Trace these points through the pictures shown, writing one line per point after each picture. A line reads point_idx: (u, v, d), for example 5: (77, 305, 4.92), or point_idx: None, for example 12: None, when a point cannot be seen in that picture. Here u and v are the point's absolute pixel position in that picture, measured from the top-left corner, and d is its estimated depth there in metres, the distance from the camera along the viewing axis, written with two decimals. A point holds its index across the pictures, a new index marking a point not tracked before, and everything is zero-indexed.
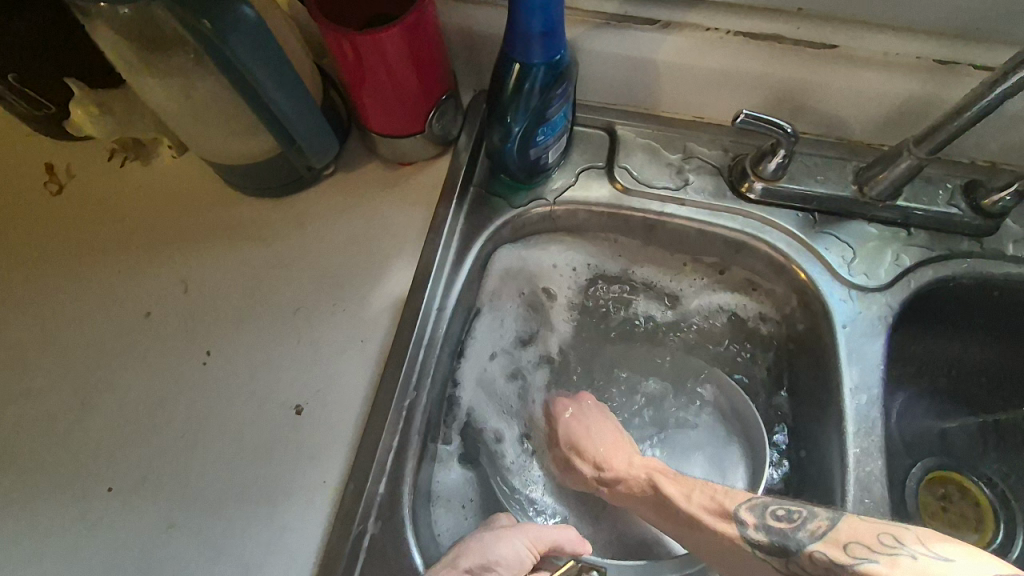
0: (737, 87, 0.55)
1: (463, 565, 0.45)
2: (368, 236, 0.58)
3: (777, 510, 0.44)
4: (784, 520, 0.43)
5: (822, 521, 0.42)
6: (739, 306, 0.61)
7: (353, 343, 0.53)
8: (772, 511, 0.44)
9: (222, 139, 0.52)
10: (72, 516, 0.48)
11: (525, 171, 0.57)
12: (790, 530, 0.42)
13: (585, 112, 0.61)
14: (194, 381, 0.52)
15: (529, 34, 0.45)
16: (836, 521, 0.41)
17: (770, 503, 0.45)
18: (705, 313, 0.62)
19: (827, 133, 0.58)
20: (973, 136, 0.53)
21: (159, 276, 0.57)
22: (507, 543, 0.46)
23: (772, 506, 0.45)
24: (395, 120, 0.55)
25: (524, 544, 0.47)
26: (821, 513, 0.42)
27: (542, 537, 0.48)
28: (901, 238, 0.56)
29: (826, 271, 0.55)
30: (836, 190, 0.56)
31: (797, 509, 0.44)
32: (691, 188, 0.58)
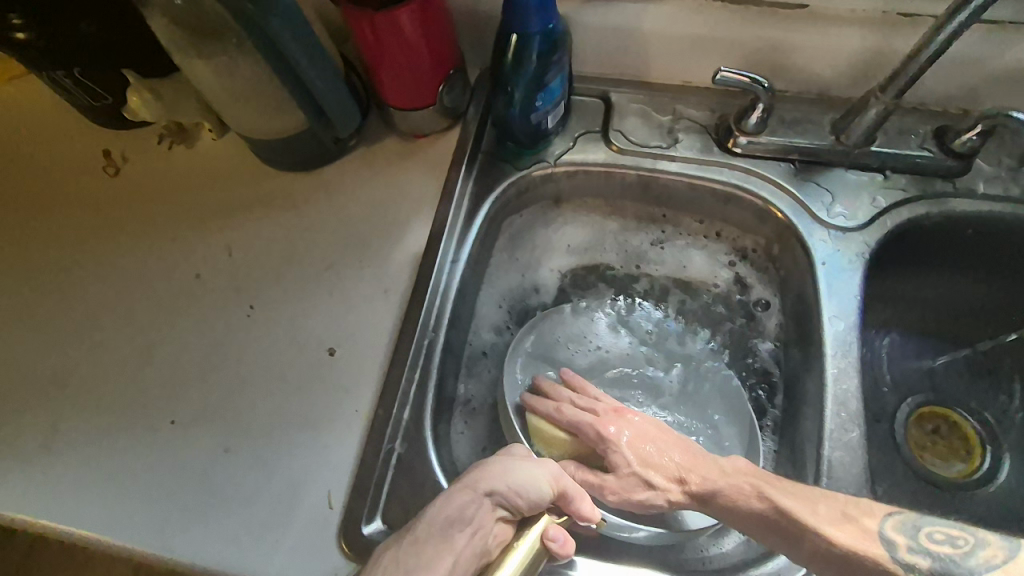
0: (719, 51, 0.60)
1: (482, 489, 0.46)
2: (387, 201, 0.64)
3: (934, 533, 0.42)
4: (943, 544, 0.41)
5: (995, 550, 0.40)
6: (731, 262, 0.65)
7: (378, 294, 0.60)
8: (928, 533, 0.42)
9: (260, 115, 0.59)
10: (142, 445, 0.55)
11: (529, 136, 0.62)
12: (956, 557, 0.40)
13: (582, 82, 0.67)
14: (241, 329, 0.60)
15: (526, 6, 0.51)
16: (1010, 556, 0.39)
17: (921, 522, 0.43)
18: (716, 270, 0.66)
19: (806, 90, 0.63)
20: (941, 84, 0.58)
21: (207, 242, 0.64)
22: (529, 474, 0.47)
23: (926, 528, 0.42)
24: (410, 95, 0.61)
25: (546, 477, 0.48)
26: (992, 543, 0.40)
27: (562, 475, 0.49)
28: (877, 182, 0.60)
29: (806, 215, 0.60)
30: (816, 140, 0.61)
31: (959, 536, 0.41)
32: (681, 145, 0.64)
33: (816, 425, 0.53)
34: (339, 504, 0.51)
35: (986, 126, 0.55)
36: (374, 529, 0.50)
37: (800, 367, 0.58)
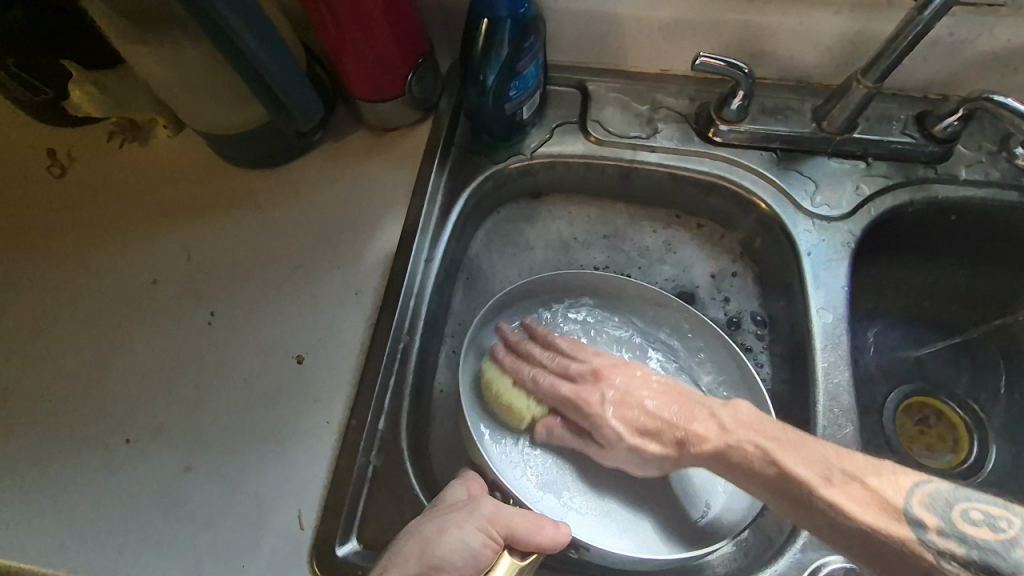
0: (696, 37, 0.59)
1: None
2: (357, 199, 0.61)
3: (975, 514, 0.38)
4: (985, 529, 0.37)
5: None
6: (722, 256, 0.63)
7: (348, 297, 0.56)
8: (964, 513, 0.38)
9: (215, 108, 0.56)
10: (93, 466, 0.51)
11: (503, 128, 0.60)
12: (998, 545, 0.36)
13: (559, 71, 0.65)
14: (201, 337, 0.56)
15: None
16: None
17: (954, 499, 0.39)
18: (704, 262, 0.63)
19: (786, 77, 0.61)
20: (920, 68, 0.57)
21: (163, 246, 0.60)
22: (458, 540, 0.41)
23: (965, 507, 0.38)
24: (377, 86, 0.58)
25: (481, 536, 0.41)
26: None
27: (499, 516, 0.42)
28: (860, 169, 0.59)
29: (790, 205, 0.58)
30: (798, 127, 0.59)
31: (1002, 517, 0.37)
32: (661, 135, 0.62)
33: (810, 423, 0.51)
34: (311, 524, 0.48)
35: (967, 110, 0.54)
36: (350, 549, 0.47)
37: (790, 362, 0.56)
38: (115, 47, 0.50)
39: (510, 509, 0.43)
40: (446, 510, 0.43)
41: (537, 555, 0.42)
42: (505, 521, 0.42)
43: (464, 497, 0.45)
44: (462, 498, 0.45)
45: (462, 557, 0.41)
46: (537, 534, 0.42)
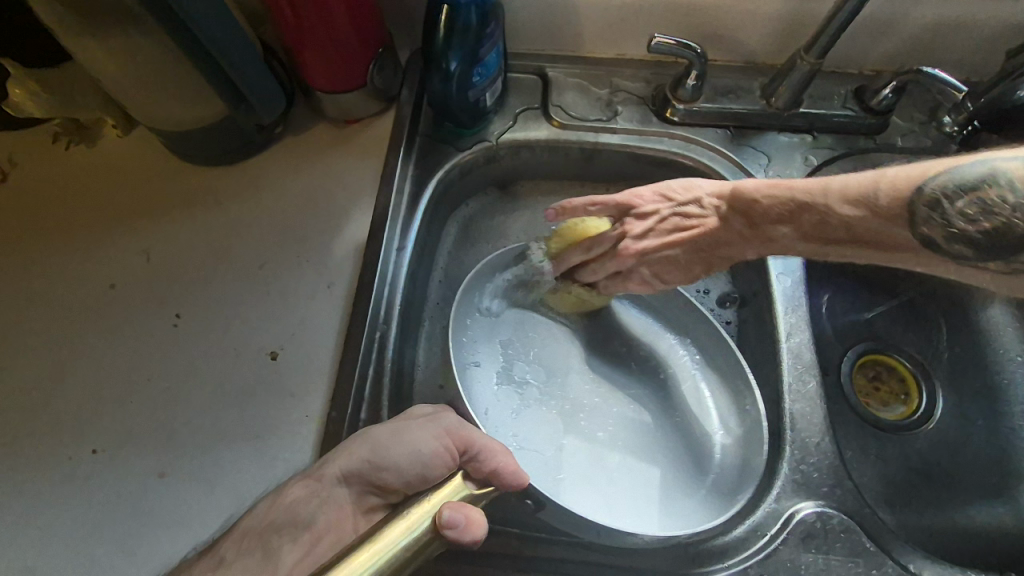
0: (650, 21, 0.61)
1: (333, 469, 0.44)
2: (324, 192, 0.60)
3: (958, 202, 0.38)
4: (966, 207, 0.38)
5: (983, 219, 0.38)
6: None
7: (321, 290, 0.56)
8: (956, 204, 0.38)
9: (169, 103, 0.54)
10: (61, 478, 0.49)
11: (468, 115, 0.60)
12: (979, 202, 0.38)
13: (517, 60, 0.66)
14: (166, 339, 0.54)
15: None
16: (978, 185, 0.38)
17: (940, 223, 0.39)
18: None
19: (735, 58, 0.64)
20: (856, 46, 0.61)
21: (119, 249, 0.58)
22: (410, 441, 0.43)
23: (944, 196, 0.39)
24: (337, 77, 0.58)
25: (431, 441, 0.43)
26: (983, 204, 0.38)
27: (455, 433, 0.43)
28: (807, 142, 0.62)
29: (746, 178, 0.61)
30: (749, 105, 0.62)
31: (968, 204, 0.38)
32: (621, 117, 0.64)
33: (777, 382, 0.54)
34: None
35: (900, 83, 0.58)
36: None
37: (754, 331, 0.59)
38: (60, 40, 0.48)
39: (472, 428, 0.44)
40: (404, 417, 0.45)
41: (493, 488, 0.42)
42: (463, 437, 0.43)
43: (427, 409, 0.46)
44: (425, 410, 0.46)
45: (408, 462, 0.43)
46: (491, 459, 0.42)
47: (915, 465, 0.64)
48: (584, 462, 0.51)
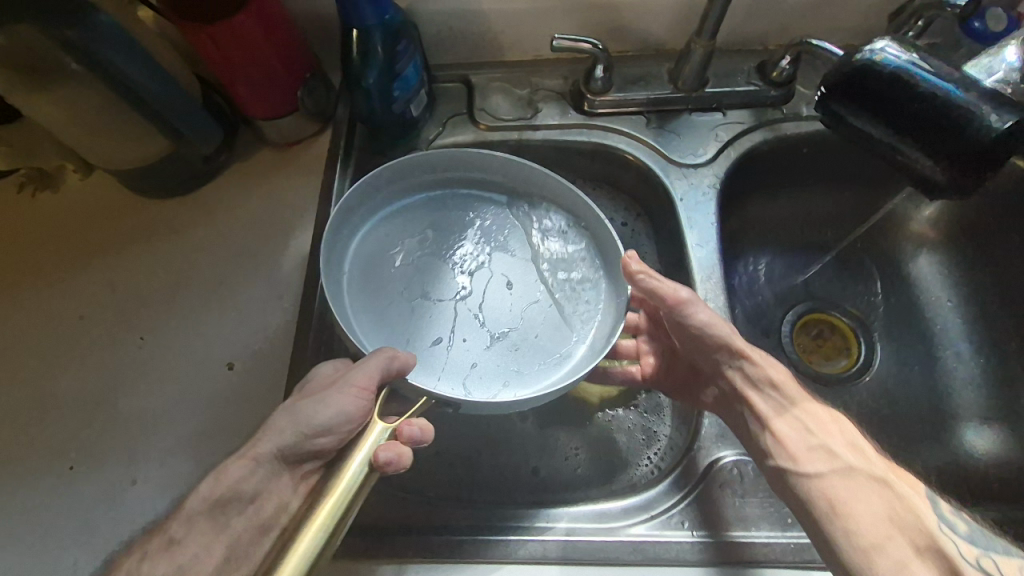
0: (558, 22, 0.65)
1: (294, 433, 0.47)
2: (270, 212, 0.65)
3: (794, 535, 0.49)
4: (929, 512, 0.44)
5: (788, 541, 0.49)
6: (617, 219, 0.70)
7: (273, 301, 0.60)
8: None
9: (117, 146, 0.59)
10: (43, 495, 0.53)
11: (396, 126, 0.65)
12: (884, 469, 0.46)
13: (443, 71, 0.70)
14: (133, 361, 0.59)
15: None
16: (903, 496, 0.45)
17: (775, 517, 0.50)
18: None
19: (645, 47, 0.68)
20: (754, 25, 0.64)
21: (87, 282, 0.63)
22: (331, 404, 0.46)
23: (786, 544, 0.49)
24: (270, 105, 0.62)
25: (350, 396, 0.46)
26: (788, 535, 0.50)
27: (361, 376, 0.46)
28: (719, 119, 0.65)
29: (660, 159, 0.65)
30: (658, 90, 0.66)
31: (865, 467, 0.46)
32: (541, 114, 0.68)
33: None
34: None
35: (793, 55, 0.62)
36: None
37: None
38: (10, 99, 0.53)
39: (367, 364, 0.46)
40: (323, 386, 0.48)
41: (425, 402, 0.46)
42: (366, 377, 0.46)
43: (332, 372, 0.49)
44: (331, 374, 0.49)
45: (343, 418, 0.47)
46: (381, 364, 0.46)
47: (857, 414, 0.65)
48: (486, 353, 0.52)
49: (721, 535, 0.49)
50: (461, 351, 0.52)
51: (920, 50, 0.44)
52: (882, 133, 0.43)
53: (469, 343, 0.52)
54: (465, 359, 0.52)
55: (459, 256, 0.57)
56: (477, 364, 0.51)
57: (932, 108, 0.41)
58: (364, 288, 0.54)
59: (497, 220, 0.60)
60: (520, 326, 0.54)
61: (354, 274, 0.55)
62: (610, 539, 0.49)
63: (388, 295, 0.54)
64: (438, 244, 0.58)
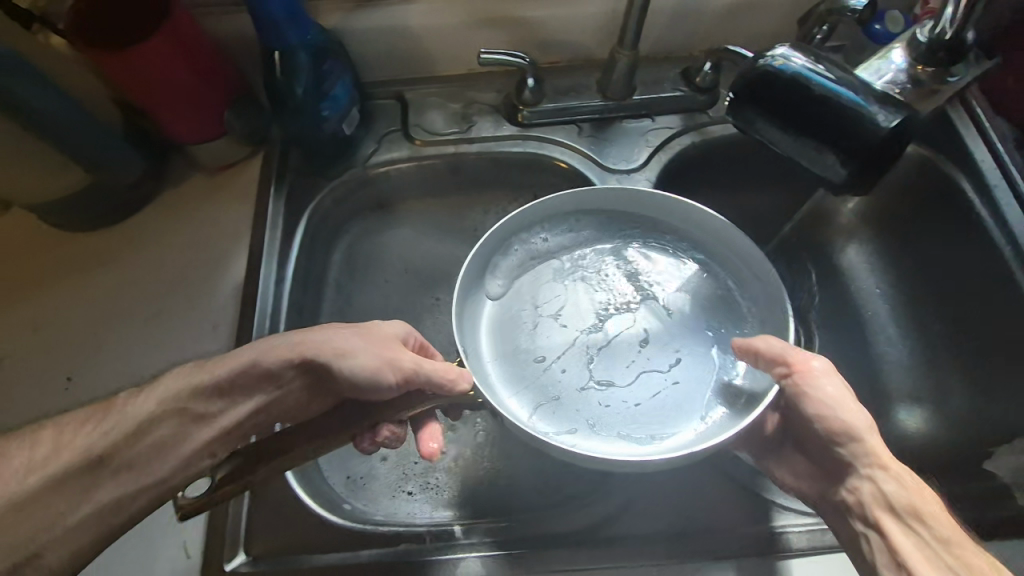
0: (487, 37, 0.66)
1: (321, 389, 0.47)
2: (204, 239, 0.63)
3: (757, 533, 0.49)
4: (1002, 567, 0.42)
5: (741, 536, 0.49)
6: None
7: (208, 331, 0.59)
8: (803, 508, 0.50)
9: (30, 178, 0.57)
10: None
11: (329, 146, 0.64)
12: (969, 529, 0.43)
13: (376, 89, 0.70)
14: (58, 403, 0.56)
15: (276, 21, 0.56)
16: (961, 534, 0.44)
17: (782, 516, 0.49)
18: None
19: (575, 58, 0.69)
20: (677, 33, 0.66)
21: (7, 324, 0.60)
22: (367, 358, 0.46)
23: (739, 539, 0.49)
24: (196, 128, 0.61)
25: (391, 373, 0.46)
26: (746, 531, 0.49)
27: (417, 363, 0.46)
28: (649, 125, 0.67)
29: (592, 166, 0.65)
30: (587, 100, 0.67)
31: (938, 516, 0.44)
32: (476, 127, 0.68)
33: None
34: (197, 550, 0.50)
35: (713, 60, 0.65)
36: (239, 562, 0.49)
37: None
38: None
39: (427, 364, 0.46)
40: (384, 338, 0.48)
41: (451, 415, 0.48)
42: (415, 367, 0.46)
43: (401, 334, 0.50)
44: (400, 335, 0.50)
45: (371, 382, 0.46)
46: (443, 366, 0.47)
47: None
48: (597, 410, 0.49)
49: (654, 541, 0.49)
50: (556, 379, 0.52)
51: (823, 57, 0.47)
52: (787, 135, 0.46)
53: (569, 376, 0.51)
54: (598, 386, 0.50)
55: (637, 277, 0.57)
56: (607, 387, 0.50)
57: (828, 108, 0.44)
58: (499, 340, 0.54)
59: (647, 281, 0.56)
60: (631, 382, 0.51)
61: (501, 298, 0.56)
62: (557, 549, 0.48)
63: (518, 349, 0.53)
64: (543, 301, 0.56)
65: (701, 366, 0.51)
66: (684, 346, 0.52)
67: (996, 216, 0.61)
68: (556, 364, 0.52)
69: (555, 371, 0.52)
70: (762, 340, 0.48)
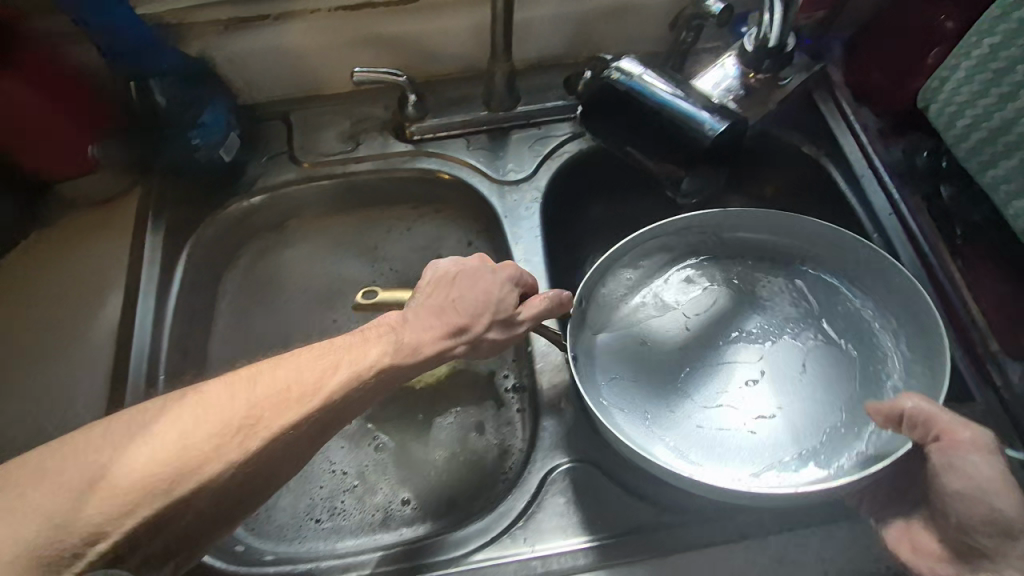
0: (366, 54, 0.65)
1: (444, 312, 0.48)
2: (76, 282, 0.60)
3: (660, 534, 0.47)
4: None
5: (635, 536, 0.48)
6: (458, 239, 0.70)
7: (81, 379, 0.56)
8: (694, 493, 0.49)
9: None
10: None
11: (208, 173, 0.62)
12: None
13: (259, 113, 0.68)
14: None
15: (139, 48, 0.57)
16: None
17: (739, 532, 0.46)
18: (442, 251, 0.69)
19: (461, 70, 0.68)
20: (558, 42, 0.67)
21: None
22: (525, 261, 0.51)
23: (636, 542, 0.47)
24: (62, 164, 0.59)
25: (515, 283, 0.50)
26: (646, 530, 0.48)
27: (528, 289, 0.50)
28: (537, 134, 0.67)
29: (481, 178, 0.65)
30: (474, 112, 0.67)
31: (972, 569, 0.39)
32: (363, 146, 0.67)
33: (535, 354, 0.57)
34: None
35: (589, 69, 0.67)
36: None
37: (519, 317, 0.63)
38: None
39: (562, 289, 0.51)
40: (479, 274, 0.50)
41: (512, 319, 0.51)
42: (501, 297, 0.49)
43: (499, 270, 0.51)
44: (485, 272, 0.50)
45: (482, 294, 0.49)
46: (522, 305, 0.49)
47: None
48: (727, 435, 0.49)
49: (596, 546, 0.47)
50: (698, 413, 0.51)
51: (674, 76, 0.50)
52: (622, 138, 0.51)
53: (653, 384, 0.52)
54: (746, 356, 0.53)
55: (702, 299, 0.57)
56: (744, 371, 0.53)
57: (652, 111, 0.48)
58: (634, 354, 0.54)
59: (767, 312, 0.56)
60: (729, 414, 0.50)
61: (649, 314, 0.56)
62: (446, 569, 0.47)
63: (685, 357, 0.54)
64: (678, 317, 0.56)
65: (845, 380, 0.51)
66: (784, 404, 0.50)
67: (856, 194, 0.62)
68: (623, 379, 0.53)
69: (645, 396, 0.52)
70: (902, 399, 0.42)
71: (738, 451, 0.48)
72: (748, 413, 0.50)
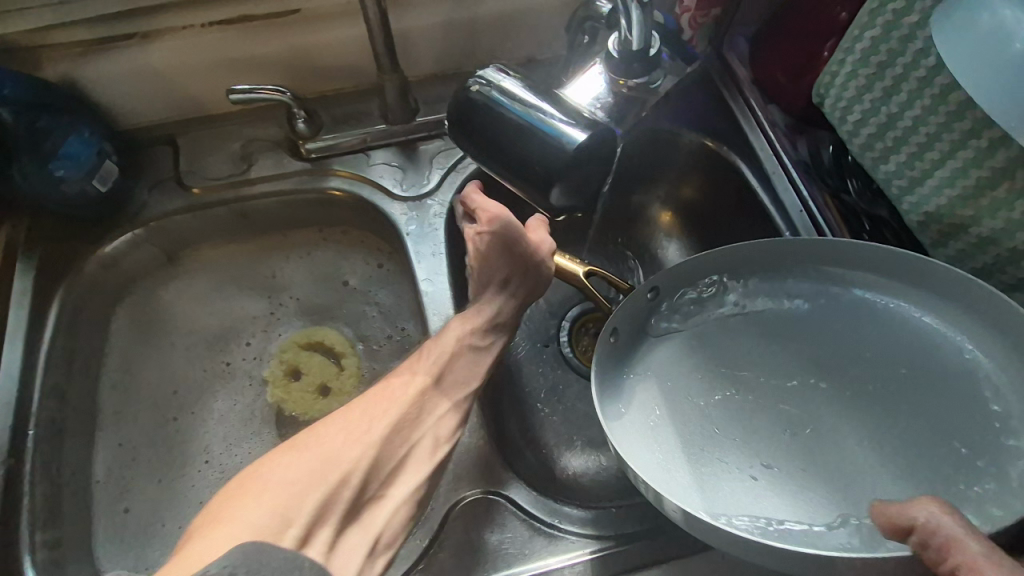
0: (250, 71, 0.61)
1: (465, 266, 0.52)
2: None
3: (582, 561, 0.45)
4: None
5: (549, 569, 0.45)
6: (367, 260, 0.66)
7: None
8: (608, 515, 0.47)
9: None
10: None
11: (79, 206, 0.57)
12: None
13: (144, 137, 0.64)
14: None
15: None
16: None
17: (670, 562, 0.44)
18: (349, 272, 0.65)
19: (357, 83, 0.65)
20: (456, 50, 0.64)
21: None
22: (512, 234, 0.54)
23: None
24: None
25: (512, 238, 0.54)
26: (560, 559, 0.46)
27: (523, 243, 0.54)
28: (440, 146, 0.64)
29: (381, 196, 0.62)
30: (371, 126, 0.64)
31: None
32: (255, 166, 0.63)
33: None
34: None
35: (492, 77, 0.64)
36: None
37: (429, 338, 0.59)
38: None
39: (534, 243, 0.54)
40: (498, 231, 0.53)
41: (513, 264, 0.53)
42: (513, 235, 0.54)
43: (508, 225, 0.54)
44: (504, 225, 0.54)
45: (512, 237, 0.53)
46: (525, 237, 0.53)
47: None
48: (739, 477, 0.40)
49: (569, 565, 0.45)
50: (718, 437, 0.42)
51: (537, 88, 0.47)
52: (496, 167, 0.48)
53: (693, 395, 0.44)
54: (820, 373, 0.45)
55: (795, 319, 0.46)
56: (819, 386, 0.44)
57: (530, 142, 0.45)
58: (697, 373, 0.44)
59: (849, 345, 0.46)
60: (768, 472, 0.41)
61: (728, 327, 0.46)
62: None
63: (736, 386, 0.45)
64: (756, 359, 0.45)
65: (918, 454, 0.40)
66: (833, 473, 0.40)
67: (765, 187, 0.60)
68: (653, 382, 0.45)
69: (669, 411, 0.43)
70: (918, 508, 0.32)
71: (732, 480, 0.40)
72: (780, 465, 0.41)
